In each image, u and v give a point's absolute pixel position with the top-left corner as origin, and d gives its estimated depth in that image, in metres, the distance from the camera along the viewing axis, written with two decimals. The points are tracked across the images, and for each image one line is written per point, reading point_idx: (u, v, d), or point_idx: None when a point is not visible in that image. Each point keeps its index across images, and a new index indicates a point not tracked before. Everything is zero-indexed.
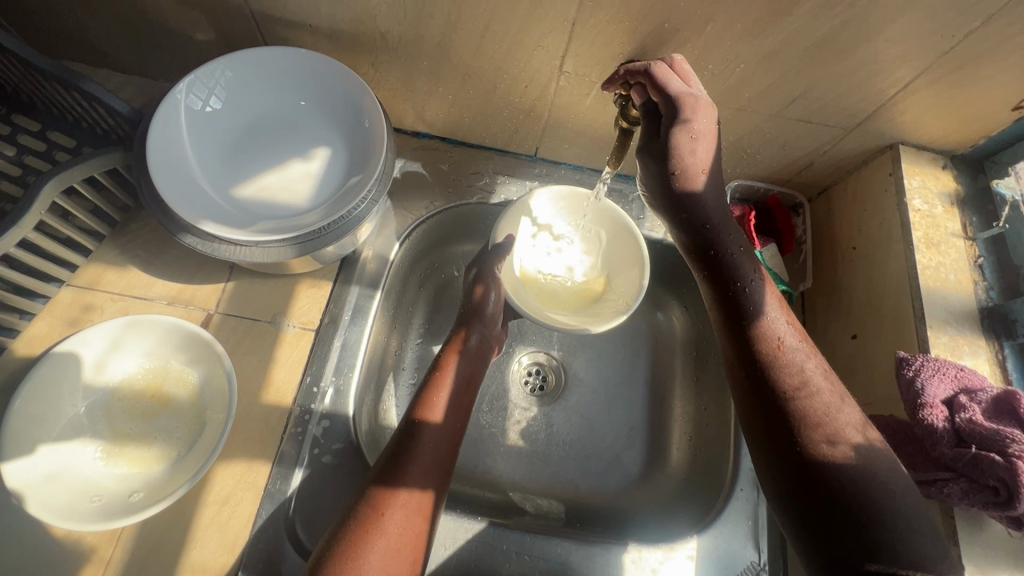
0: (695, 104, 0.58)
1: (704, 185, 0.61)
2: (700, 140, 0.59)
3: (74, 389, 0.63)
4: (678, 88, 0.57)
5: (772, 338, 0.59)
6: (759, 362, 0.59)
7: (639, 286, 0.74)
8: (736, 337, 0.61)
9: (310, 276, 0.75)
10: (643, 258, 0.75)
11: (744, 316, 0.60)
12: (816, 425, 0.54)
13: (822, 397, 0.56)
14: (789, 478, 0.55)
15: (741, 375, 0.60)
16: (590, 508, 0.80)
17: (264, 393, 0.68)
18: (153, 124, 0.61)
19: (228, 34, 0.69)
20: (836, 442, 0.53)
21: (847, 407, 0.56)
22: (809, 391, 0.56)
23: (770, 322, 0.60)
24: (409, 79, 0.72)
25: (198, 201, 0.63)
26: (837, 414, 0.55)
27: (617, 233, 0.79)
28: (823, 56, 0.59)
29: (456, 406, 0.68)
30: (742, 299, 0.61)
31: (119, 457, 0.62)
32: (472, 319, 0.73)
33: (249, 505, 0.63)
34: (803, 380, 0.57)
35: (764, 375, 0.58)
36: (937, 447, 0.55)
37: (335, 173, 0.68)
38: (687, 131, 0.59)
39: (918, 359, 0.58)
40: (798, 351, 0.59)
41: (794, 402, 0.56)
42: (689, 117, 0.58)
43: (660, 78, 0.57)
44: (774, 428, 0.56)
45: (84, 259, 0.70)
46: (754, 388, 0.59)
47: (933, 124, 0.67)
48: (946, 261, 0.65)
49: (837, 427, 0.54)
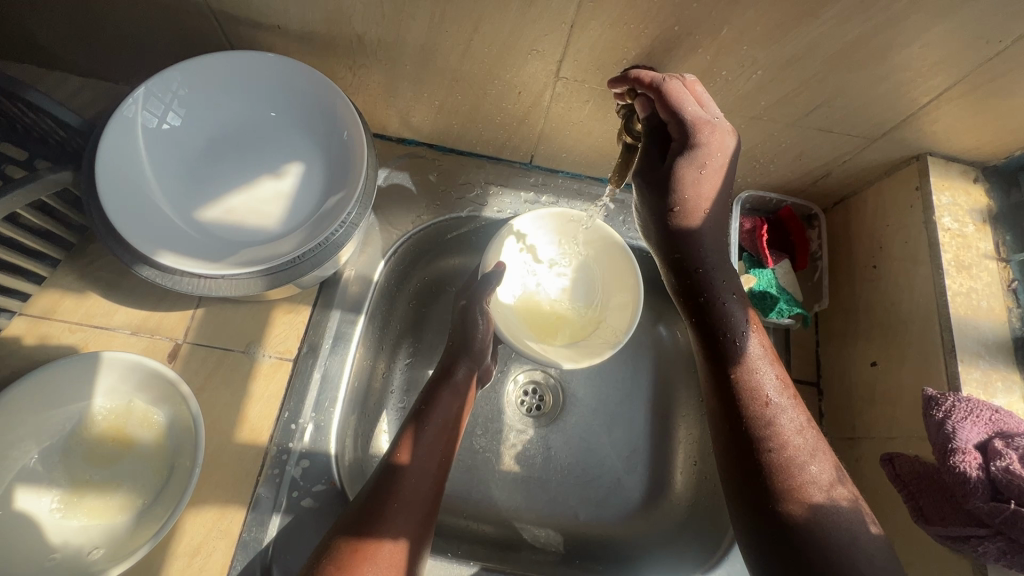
0: (709, 132, 0.53)
1: (707, 221, 0.57)
2: (709, 171, 0.55)
3: (24, 436, 0.57)
4: (692, 112, 0.52)
5: (755, 387, 0.57)
6: (738, 409, 0.57)
7: (632, 321, 0.70)
8: (716, 381, 0.59)
9: (286, 300, 0.69)
10: (640, 294, 0.70)
11: (727, 362, 0.58)
12: (791, 479, 0.53)
13: (801, 451, 0.54)
14: (759, 529, 0.54)
15: (718, 418, 0.59)
16: (589, 540, 0.76)
17: (238, 430, 0.64)
18: (102, 146, 0.55)
19: (187, 35, 0.62)
20: (809, 498, 0.52)
21: (825, 461, 0.54)
22: (789, 444, 0.54)
23: (755, 369, 0.57)
24: (392, 84, 0.66)
25: (157, 230, 0.57)
26: (814, 469, 0.53)
27: (614, 259, 0.74)
28: (851, 62, 0.52)
29: (433, 445, 0.63)
30: (727, 344, 0.58)
31: (77, 509, 0.57)
32: (460, 352, 0.68)
33: (223, 555, 0.59)
34: (784, 432, 0.55)
35: (743, 423, 0.56)
36: (970, 499, 0.50)
37: (310, 190, 0.62)
38: (695, 163, 0.54)
39: (948, 399, 0.54)
40: (783, 400, 0.56)
41: (770, 454, 0.54)
42: (700, 148, 0.54)
43: (674, 97, 0.52)
44: (748, 477, 0.55)
45: (37, 286, 0.64)
46: (732, 435, 0.57)
47: (967, 135, 0.61)
48: (978, 286, 0.61)
49: (812, 483, 0.53)
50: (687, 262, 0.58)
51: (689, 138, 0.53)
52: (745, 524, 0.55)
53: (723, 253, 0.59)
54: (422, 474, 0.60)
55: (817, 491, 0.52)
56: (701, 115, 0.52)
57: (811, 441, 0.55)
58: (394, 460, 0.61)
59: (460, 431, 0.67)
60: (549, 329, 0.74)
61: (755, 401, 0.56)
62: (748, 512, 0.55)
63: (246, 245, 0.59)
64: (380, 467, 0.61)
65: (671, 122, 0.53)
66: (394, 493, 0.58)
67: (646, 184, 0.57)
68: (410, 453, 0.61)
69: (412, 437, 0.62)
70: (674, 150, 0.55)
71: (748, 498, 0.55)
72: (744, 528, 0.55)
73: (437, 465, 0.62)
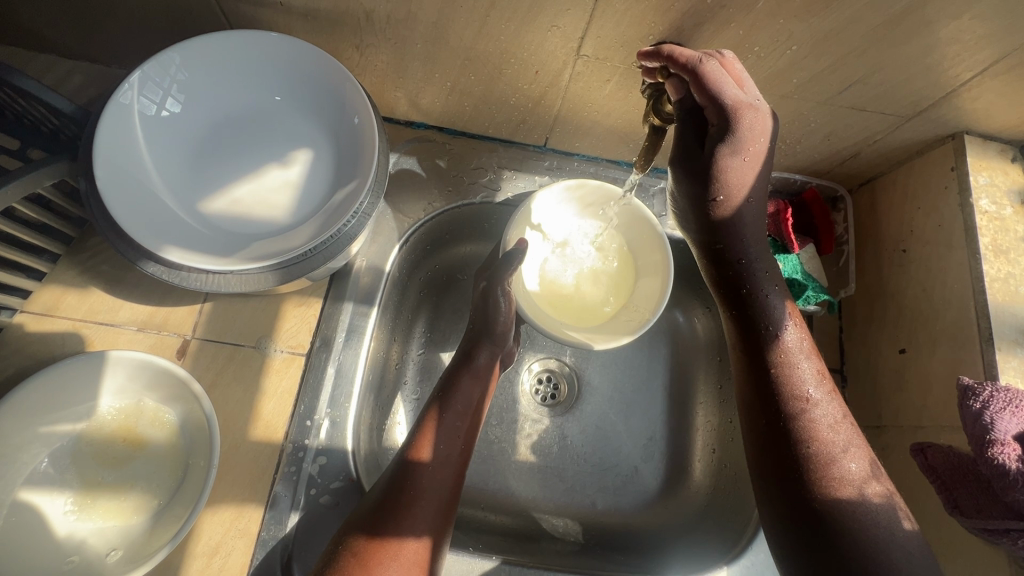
0: (751, 116, 0.52)
1: (747, 207, 0.57)
2: (749, 158, 0.54)
3: (31, 438, 0.56)
4: (732, 95, 0.50)
5: (793, 381, 0.56)
6: (774, 402, 0.56)
7: (662, 298, 0.67)
8: (753, 374, 0.58)
9: (297, 293, 0.67)
10: (670, 270, 0.67)
11: (764, 355, 0.58)
12: (825, 474, 0.53)
13: (837, 446, 0.54)
14: (788, 519, 0.54)
15: (752, 410, 0.59)
16: (607, 530, 0.75)
17: (252, 427, 0.62)
18: (98, 135, 0.52)
19: (182, 12, 0.58)
20: (842, 493, 0.52)
21: (861, 457, 0.54)
22: (825, 439, 0.54)
23: (794, 364, 0.57)
24: (402, 65, 0.62)
25: (161, 224, 0.54)
26: (849, 464, 0.53)
27: (642, 236, 0.71)
28: (894, 36, 0.49)
29: (453, 433, 0.61)
30: (767, 338, 0.58)
31: (91, 510, 0.55)
32: (481, 337, 0.66)
33: (242, 553, 0.58)
34: (821, 427, 0.55)
35: (778, 417, 0.56)
36: (1009, 490, 0.49)
37: (318, 179, 0.59)
38: (734, 149, 0.53)
39: (986, 389, 0.52)
40: (821, 395, 0.56)
41: (805, 448, 0.54)
42: (740, 134, 0.52)
43: (714, 81, 0.49)
44: (779, 468, 0.55)
45: (37, 283, 0.62)
46: (766, 426, 0.57)
47: (1009, 112, 0.58)
48: (1016, 272, 0.59)
49: (846, 477, 0.53)
50: (728, 252, 0.59)
51: (730, 124, 0.52)
52: (771, 514, 0.56)
53: (762, 241, 0.59)
54: (442, 466, 0.59)
55: (850, 485, 0.53)
56: (743, 100, 0.51)
57: (849, 436, 0.55)
58: (414, 456, 0.59)
59: (480, 417, 0.65)
60: (576, 312, 0.71)
61: (792, 395, 0.56)
62: (776, 502, 0.55)
63: (256, 238, 0.56)
64: (398, 460, 0.60)
65: (709, 105, 0.51)
66: (416, 488, 0.57)
67: (683, 172, 0.57)
68: (430, 448, 0.59)
69: (432, 429, 0.60)
70: (714, 135, 0.53)
71: (778, 489, 0.55)
72: (770, 516, 0.56)
73: (458, 453, 0.61)
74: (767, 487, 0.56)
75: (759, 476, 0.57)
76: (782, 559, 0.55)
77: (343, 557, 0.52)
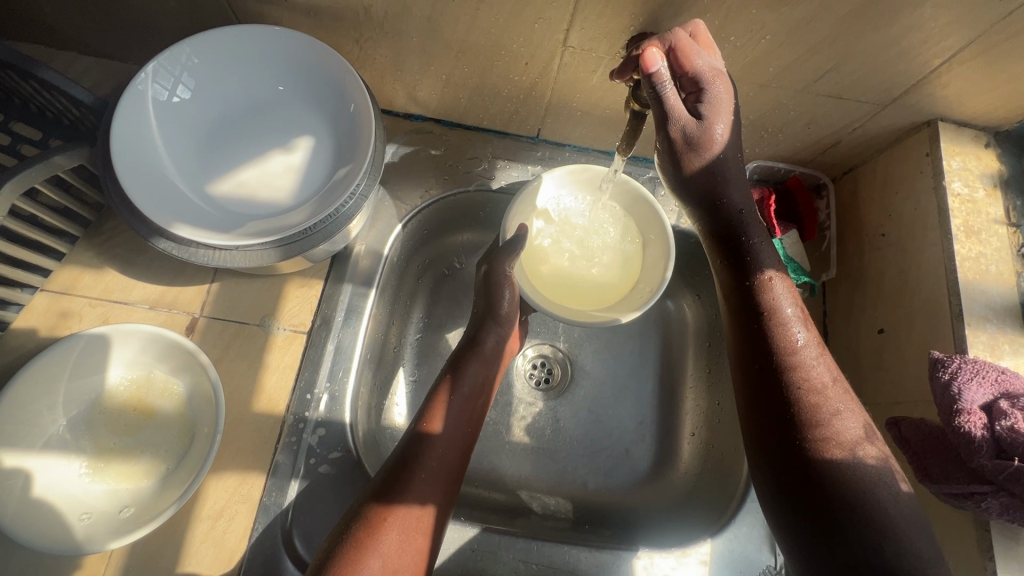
0: (723, 81, 0.56)
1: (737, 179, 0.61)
2: (727, 120, 0.58)
3: (53, 403, 0.60)
4: (707, 63, 0.54)
5: (787, 340, 0.58)
6: (769, 360, 0.58)
7: (664, 274, 0.69)
8: (747, 336, 0.60)
9: (300, 275, 0.70)
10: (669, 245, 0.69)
11: (758, 317, 0.60)
12: (819, 426, 0.54)
13: (831, 403, 0.55)
14: (784, 472, 0.55)
15: (750, 373, 0.60)
16: (600, 508, 0.77)
17: (256, 400, 0.65)
18: (115, 120, 0.56)
19: (193, 7, 0.62)
20: (836, 447, 0.53)
21: (857, 418, 0.55)
22: (820, 395, 0.55)
23: (788, 325, 0.59)
24: (400, 58, 0.66)
25: (172, 202, 0.58)
26: (845, 421, 0.54)
27: (643, 214, 0.73)
28: (862, 24, 0.52)
29: (462, 412, 0.64)
30: (762, 300, 0.60)
31: (105, 473, 0.59)
32: (486, 320, 0.69)
33: (246, 517, 0.61)
34: (816, 383, 0.56)
35: (773, 374, 0.57)
36: (975, 458, 0.51)
37: (320, 164, 0.62)
38: (714, 112, 0.57)
39: (955, 361, 0.54)
40: (814, 355, 0.58)
41: (800, 403, 0.55)
42: (716, 96, 0.56)
43: (689, 53, 0.53)
44: (775, 422, 0.56)
45: (57, 263, 0.66)
46: (762, 383, 0.58)
47: (979, 98, 0.60)
48: (988, 251, 0.61)
49: (841, 433, 0.54)
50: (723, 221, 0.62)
51: (706, 90, 0.56)
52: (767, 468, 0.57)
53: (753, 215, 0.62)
54: (452, 440, 0.62)
55: (844, 440, 0.53)
56: (712, 72, 0.55)
57: (843, 396, 0.56)
58: (426, 428, 0.61)
59: (488, 400, 0.68)
60: (578, 296, 0.73)
61: (787, 353, 0.57)
62: (773, 457, 0.56)
63: (260, 217, 0.60)
64: (408, 434, 0.62)
65: (686, 76, 0.55)
66: (425, 459, 0.60)
67: (667, 140, 0.57)
68: (442, 423, 0.62)
69: (443, 406, 0.63)
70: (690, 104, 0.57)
71: (775, 443, 0.56)
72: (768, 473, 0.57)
73: (466, 431, 0.64)
74: (763, 443, 0.57)
75: (753, 436, 0.59)
76: (777, 521, 0.56)
77: (354, 523, 0.55)
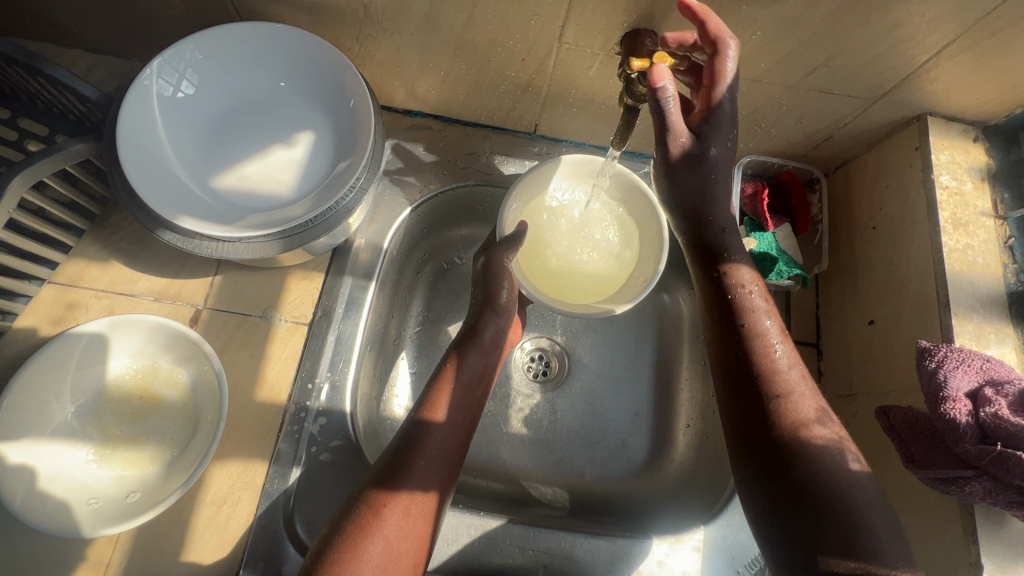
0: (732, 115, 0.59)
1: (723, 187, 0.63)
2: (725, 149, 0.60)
3: (61, 391, 0.61)
4: (726, 91, 0.56)
5: (756, 331, 0.59)
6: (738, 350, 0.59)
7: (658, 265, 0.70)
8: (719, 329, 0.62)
9: (301, 267, 0.72)
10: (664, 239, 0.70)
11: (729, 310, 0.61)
12: (783, 413, 0.55)
13: (795, 391, 0.56)
14: (752, 458, 0.56)
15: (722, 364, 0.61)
16: (596, 498, 0.79)
17: (258, 390, 0.67)
18: (121, 114, 0.57)
19: (196, 5, 0.63)
20: (800, 433, 0.54)
21: (822, 409, 0.56)
22: (786, 383, 0.57)
23: (756, 317, 0.60)
24: (400, 54, 0.67)
25: (176, 195, 0.59)
26: (809, 410, 0.55)
27: (638, 206, 0.75)
28: (850, 20, 0.53)
29: (461, 401, 0.65)
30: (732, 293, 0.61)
31: (112, 459, 0.60)
32: (486, 309, 0.70)
33: (248, 503, 0.62)
34: (781, 372, 0.57)
35: (742, 364, 0.59)
36: (960, 443, 0.52)
37: (321, 158, 0.64)
38: (714, 140, 0.59)
39: (941, 350, 0.55)
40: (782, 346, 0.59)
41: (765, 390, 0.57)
42: (720, 127, 0.59)
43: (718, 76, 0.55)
44: (743, 411, 0.58)
45: (64, 256, 0.68)
46: (732, 373, 0.59)
47: (967, 93, 0.61)
48: (975, 243, 0.62)
49: (805, 421, 0.55)
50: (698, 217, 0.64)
51: (715, 118, 0.58)
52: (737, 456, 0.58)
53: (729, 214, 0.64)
54: (452, 427, 0.63)
55: (807, 426, 0.54)
56: (718, 93, 0.57)
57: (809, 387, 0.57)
58: (427, 416, 0.63)
59: (487, 391, 0.69)
60: (575, 289, 0.74)
61: (755, 343, 0.59)
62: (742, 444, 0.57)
63: (261, 209, 0.61)
64: (408, 422, 0.64)
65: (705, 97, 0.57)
66: (425, 445, 0.61)
67: (665, 152, 0.60)
68: (443, 411, 0.64)
69: (443, 395, 0.64)
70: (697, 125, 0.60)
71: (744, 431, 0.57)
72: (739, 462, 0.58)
73: (466, 419, 0.65)
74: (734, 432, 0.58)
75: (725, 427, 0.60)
76: (752, 513, 0.57)
77: (356, 508, 0.56)
